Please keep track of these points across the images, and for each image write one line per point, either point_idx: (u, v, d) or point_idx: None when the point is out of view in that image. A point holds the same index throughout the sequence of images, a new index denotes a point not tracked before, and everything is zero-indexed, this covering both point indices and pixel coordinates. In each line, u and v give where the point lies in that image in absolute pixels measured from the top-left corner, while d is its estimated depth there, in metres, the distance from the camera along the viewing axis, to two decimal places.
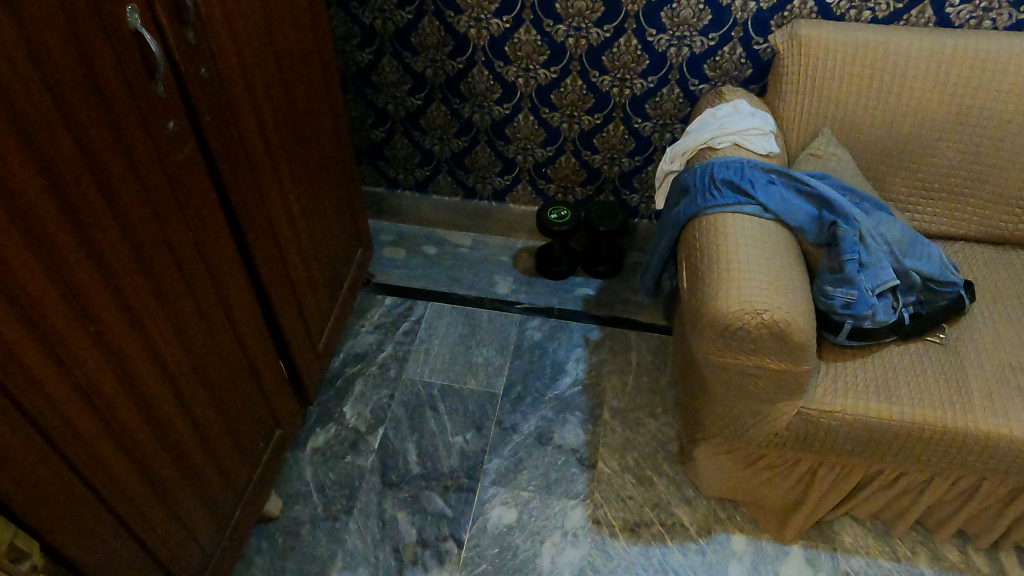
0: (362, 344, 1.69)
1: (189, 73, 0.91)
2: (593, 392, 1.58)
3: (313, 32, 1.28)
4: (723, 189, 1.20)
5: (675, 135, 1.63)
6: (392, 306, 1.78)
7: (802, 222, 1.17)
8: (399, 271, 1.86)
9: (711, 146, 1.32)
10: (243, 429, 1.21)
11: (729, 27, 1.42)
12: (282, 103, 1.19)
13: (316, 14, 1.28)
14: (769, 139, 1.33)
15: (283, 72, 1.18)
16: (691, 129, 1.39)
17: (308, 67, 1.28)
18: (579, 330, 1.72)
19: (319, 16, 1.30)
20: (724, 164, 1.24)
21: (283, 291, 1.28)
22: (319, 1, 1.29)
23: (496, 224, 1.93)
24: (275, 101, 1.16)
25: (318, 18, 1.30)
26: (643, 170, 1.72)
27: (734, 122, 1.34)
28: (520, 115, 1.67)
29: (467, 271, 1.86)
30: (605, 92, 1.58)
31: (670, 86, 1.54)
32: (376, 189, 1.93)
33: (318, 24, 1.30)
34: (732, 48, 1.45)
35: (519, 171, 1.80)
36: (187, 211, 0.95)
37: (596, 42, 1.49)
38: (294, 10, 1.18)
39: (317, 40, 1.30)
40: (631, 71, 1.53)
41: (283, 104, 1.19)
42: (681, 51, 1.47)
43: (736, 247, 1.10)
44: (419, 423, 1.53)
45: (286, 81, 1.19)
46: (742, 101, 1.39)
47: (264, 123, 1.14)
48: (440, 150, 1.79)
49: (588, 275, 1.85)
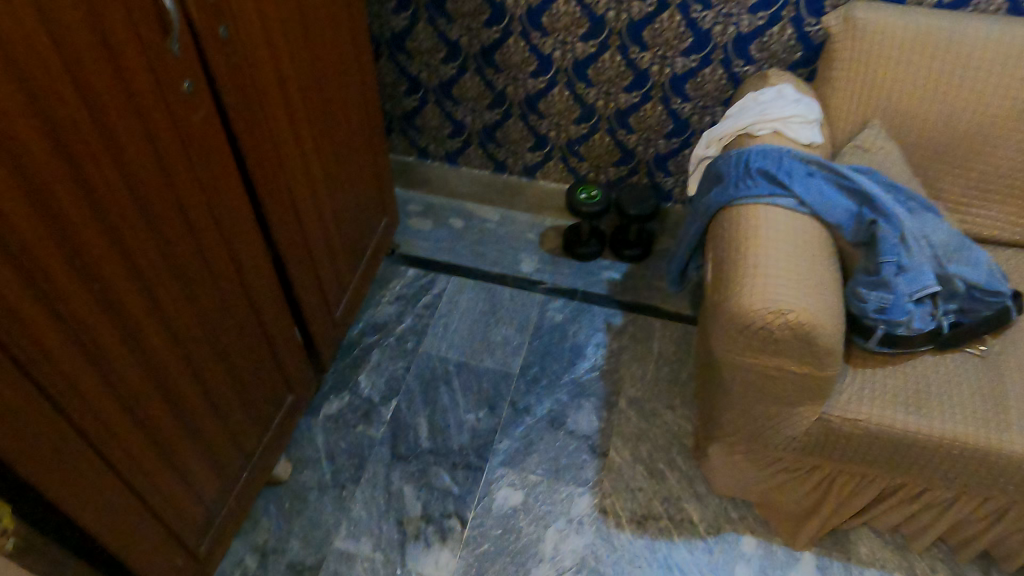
0: (382, 315, 1.68)
1: (207, 33, 0.89)
2: (611, 379, 1.55)
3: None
4: (757, 179, 1.14)
5: (715, 119, 1.56)
6: (415, 277, 1.76)
7: (839, 218, 1.11)
8: (424, 243, 1.85)
9: (751, 133, 1.25)
10: (252, 393, 1.21)
11: (780, 6, 1.33)
12: (306, 66, 1.17)
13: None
14: (813, 127, 1.26)
15: (307, 34, 1.15)
16: (731, 113, 1.32)
17: (336, 30, 1.25)
18: (601, 315, 1.68)
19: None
20: (761, 154, 1.19)
21: (300, 258, 1.28)
22: None
23: (525, 200, 1.89)
24: (298, 64, 1.14)
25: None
26: (680, 154, 1.66)
27: (776, 108, 1.26)
28: (555, 90, 1.61)
29: (493, 248, 1.83)
30: (644, 69, 1.51)
31: (713, 66, 1.46)
32: (405, 157, 1.90)
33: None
34: (783, 29, 1.37)
35: (552, 147, 1.75)
36: (199, 173, 0.94)
37: (637, 17, 1.43)
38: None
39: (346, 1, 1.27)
40: (672, 49, 1.46)
41: (306, 68, 1.17)
42: (727, 29, 1.39)
43: (764, 243, 1.05)
44: (432, 397, 1.52)
45: (311, 44, 1.17)
46: (789, 85, 1.32)
47: (286, 86, 1.11)
48: (473, 122, 1.75)
49: (615, 258, 1.80)
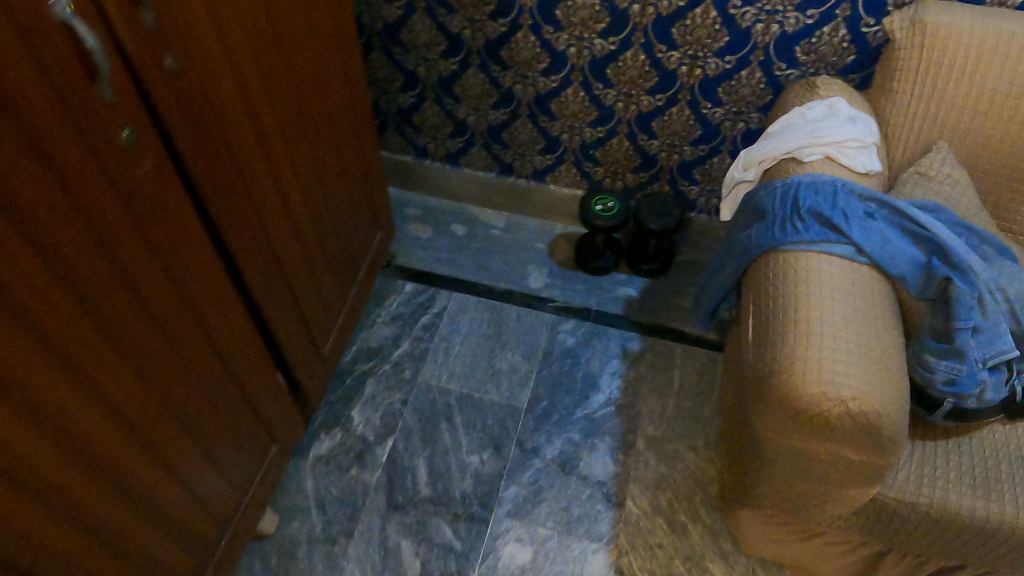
0: (377, 338, 1.53)
1: (150, 68, 0.71)
2: (628, 416, 1.42)
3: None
4: (809, 220, 0.98)
5: (750, 127, 1.38)
6: (412, 294, 1.61)
7: (903, 270, 0.95)
8: (423, 253, 1.69)
9: (798, 158, 1.08)
10: (229, 455, 1.07)
11: (834, 4, 1.14)
12: (280, 83, 0.99)
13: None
14: (871, 153, 1.08)
15: (281, 46, 0.97)
16: (774, 131, 1.14)
17: (315, 36, 1.07)
18: (616, 339, 1.54)
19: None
20: (812, 187, 1.02)
21: (280, 299, 1.12)
22: None
23: (533, 206, 1.72)
24: (270, 83, 0.96)
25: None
26: (707, 162, 1.48)
27: (829, 128, 1.08)
28: (569, 90, 1.43)
29: (498, 259, 1.67)
30: (671, 70, 1.32)
31: (751, 69, 1.28)
32: (401, 157, 1.73)
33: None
34: (835, 30, 1.18)
35: (563, 151, 1.57)
36: (150, 235, 0.78)
37: (666, 12, 1.23)
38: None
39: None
40: (705, 48, 1.27)
41: (279, 86, 0.99)
42: (770, 29, 1.21)
43: (818, 309, 0.90)
44: (432, 436, 1.39)
45: (286, 56, 0.99)
46: (841, 99, 1.14)
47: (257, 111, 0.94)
48: (476, 122, 1.57)
49: (632, 272, 1.65)
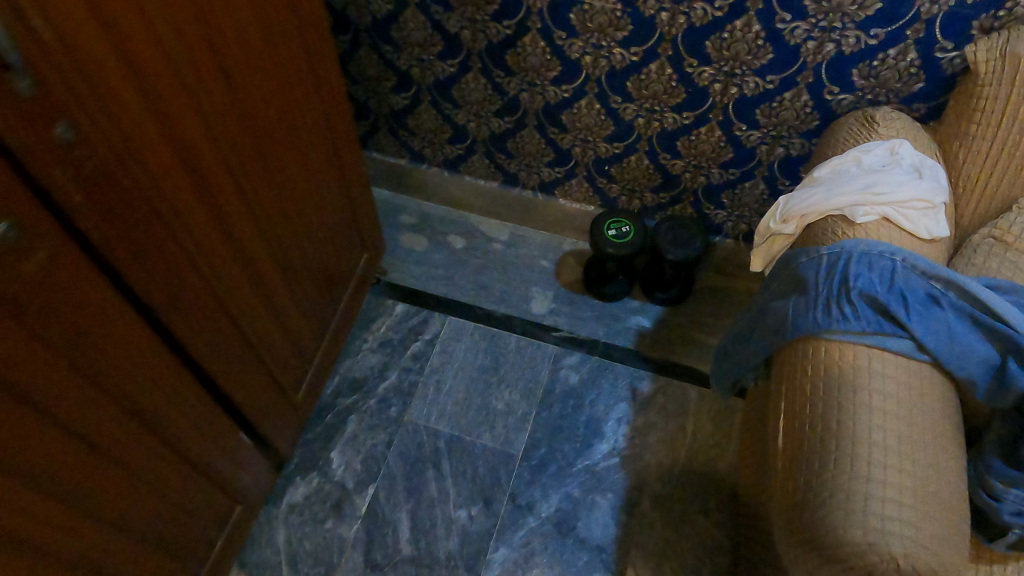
0: (362, 368, 1.40)
1: (32, 143, 0.56)
2: (633, 469, 1.28)
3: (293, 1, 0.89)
4: (859, 305, 0.81)
5: (790, 152, 1.19)
6: (403, 317, 1.47)
7: (971, 372, 0.79)
8: (417, 268, 1.54)
9: (850, 217, 0.90)
10: (180, 534, 0.95)
11: (905, 23, 0.95)
12: (235, 118, 0.83)
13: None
14: (939, 215, 0.89)
15: (236, 76, 0.80)
16: (820, 178, 0.96)
17: (282, 55, 0.90)
18: (625, 377, 1.39)
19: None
20: (865, 260, 0.85)
21: (242, 358, 0.98)
22: None
23: (540, 218, 1.55)
24: (222, 122, 0.80)
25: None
26: (738, 187, 1.30)
27: (889, 182, 0.90)
28: (583, 102, 1.25)
29: (499, 279, 1.52)
30: (703, 87, 1.14)
31: (796, 90, 1.09)
32: (395, 160, 1.56)
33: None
34: (902, 53, 0.98)
35: (575, 165, 1.39)
36: (53, 337, 0.63)
37: (699, 22, 1.04)
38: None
39: (298, 10, 0.91)
40: (743, 65, 1.08)
41: (234, 122, 0.83)
42: (823, 47, 1.01)
43: (864, 426, 0.75)
44: (417, 485, 1.27)
45: (243, 87, 0.83)
46: (904, 142, 0.95)
47: (206, 159, 0.78)
48: (477, 128, 1.39)
49: (646, 299, 1.49)
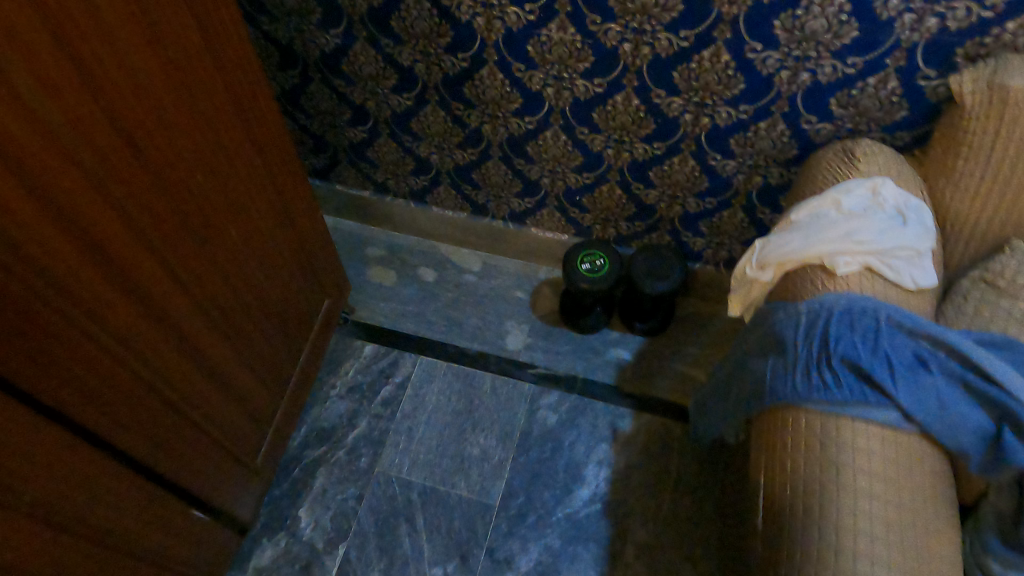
0: (330, 416, 1.34)
1: None
2: (616, 516, 1.22)
3: (217, 56, 0.81)
4: (841, 372, 0.75)
5: (768, 181, 1.12)
6: (372, 358, 1.41)
7: (963, 443, 0.73)
8: (386, 305, 1.47)
9: (829, 268, 0.83)
10: None
11: (884, 51, 0.88)
12: (158, 194, 0.76)
13: (220, 26, 0.81)
14: (925, 263, 0.83)
15: (154, 150, 0.73)
16: (797, 221, 0.89)
17: (209, 116, 0.82)
18: (605, 416, 1.33)
19: (227, 23, 0.82)
20: (846, 319, 0.78)
21: (186, 438, 0.91)
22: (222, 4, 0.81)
23: (512, 247, 1.49)
24: (142, 201, 0.73)
25: (225, 28, 0.82)
26: (715, 215, 1.23)
27: (871, 229, 0.83)
28: (548, 133, 1.18)
29: (471, 314, 1.46)
30: (673, 118, 1.06)
31: (771, 120, 1.02)
32: (359, 192, 1.49)
33: (225, 39, 0.82)
34: (882, 81, 0.91)
35: (545, 195, 1.32)
36: None
37: (665, 53, 0.97)
38: (168, 40, 0.71)
39: (224, 64, 0.83)
40: (714, 95, 1.01)
41: (158, 198, 0.76)
42: (798, 77, 0.94)
43: (850, 515, 0.69)
44: (390, 542, 1.21)
45: (163, 160, 0.75)
46: (887, 180, 0.88)
47: (124, 244, 0.71)
48: (440, 160, 1.32)
49: (625, 330, 1.43)
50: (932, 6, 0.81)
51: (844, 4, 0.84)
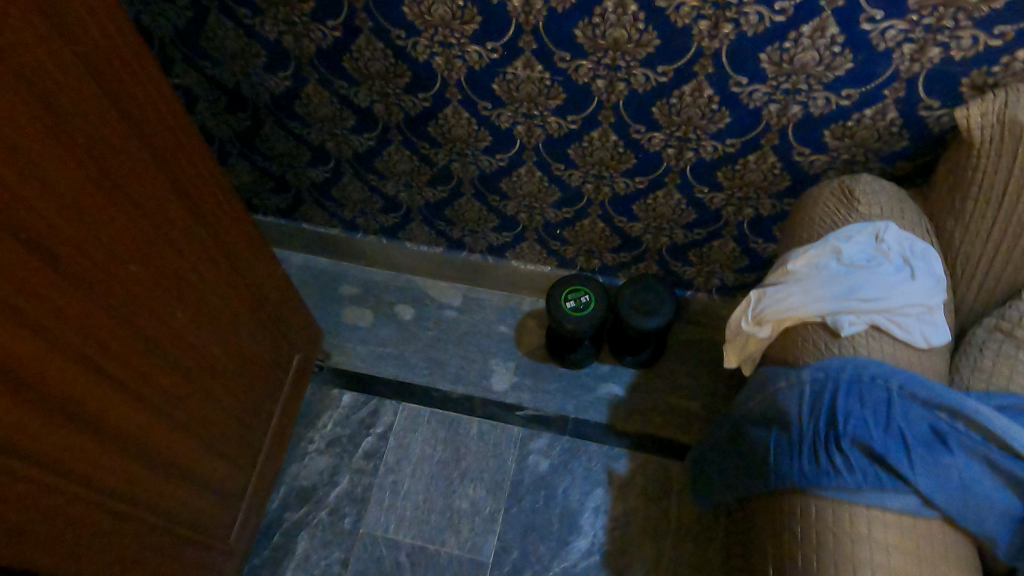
0: (310, 474, 1.27)
1: None
2: (616, 568, 1.16)
3: (143, 131, 0.72)
4: (852, 455, 0.67)
5: (760, 212, 1.05)
6: (352, 408, 1.33)
7: (991, 529, 0.66)
8: (363, 348, 1.40)
9: (833, 328, 0.76)
10: None
11: (882, 83, 0.80)
12: (88, 299, 0.67)
13: (143, 99, 0.72)
14: (937, 319, 0.76)
15: (77, 253, 0.65)
16: (796, 273, 0.82)
17: (142, 199, 0.74)
18: (599, 458, 1.26)
19: (151, 93, 0.73)
20: (854, 392, 0.71)
21: (146, 545, 0.83)
22: (145, 73, 0.72)
23: (493, 279, 1.41)
24: (66, 312, 0.65)
25: (149, 98, 0.73)
26: (705, 245, 1.15)
27: (878, 285, 0.76)
28: (522, 170, 1.09)
29: (454, 353, 1.38)
30: (654, 153, 0.98)
31: (761, 153, 0.94)
32: (327, 230, 1.41)
33: (151, 111, 0.73)
34: (880, 112, 0.84)
35: (524, 229, 1.24)
36: None
37: (642, 89, 0.89)
38: (81, 129, 0.63)
39: (152, 138, 0.74)
40: (697, 130, 0.93)
41: (89, 304, 0.68)
42: (789, 110, 0.86)
43: None
44: None
45: (91, 261, 0.67)
46: (891, 225, 0.80)
47: (45, 363, 0.63)
48: (410, 198, 1.24)
49: (616, 362, 1.36)
50: (934, 36, 0.73)
51: (836, 35, 0.76)
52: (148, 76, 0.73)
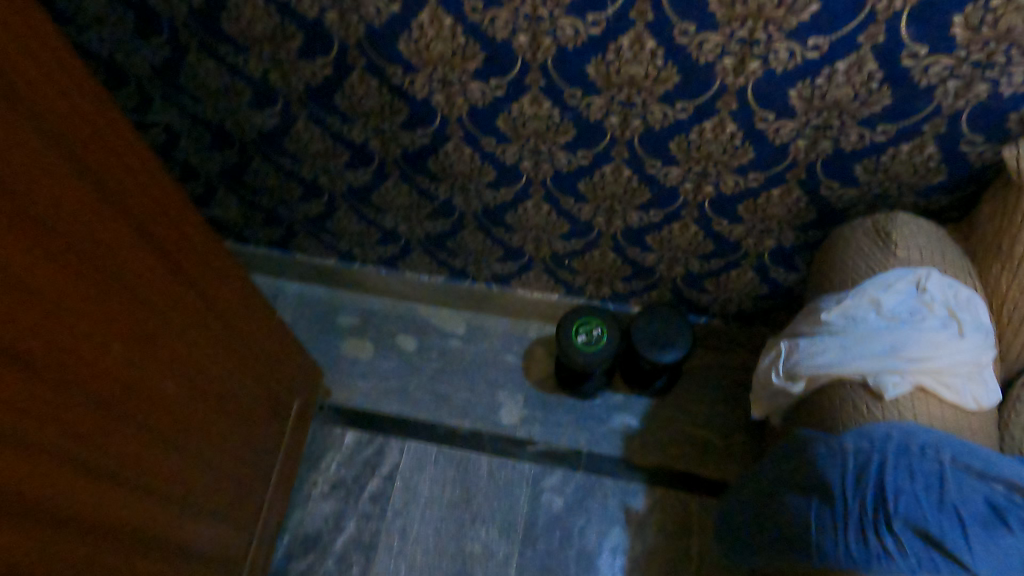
0: (314, 521, 1.21)
1: None
2: None
3: (127, 210, 0.65)
4: (904, 536, 0.61)
5: (782, 244, 0.99)
6: (355, 448, 1.28)
7: None
8: (365, 383, 1.34)
9: (876, 388, 0.71)
10: None
11: (922, 119, 0.74)
12: (68, 396, 0.61)
13: (123, 174, 0.64)
14: (985, 378, 0.71)
15: (52, 349, 0.58)
16: (834, 324, 0.76)
17: (129, 277, 0.67)
18: (615, 494, 1.22)
19: (135, 166, 0.65)
20: (904, 465, 0.65)
21: None
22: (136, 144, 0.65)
23: (498, 306, 1.35)
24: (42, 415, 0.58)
25: (131, 172, 0.65)
26: (723, 275, 1.10)
27: (924, 342, 0.70)
28: (528, 203, 1.03)
29: (460, 385, 1.33)
30: (671, 187, 0.92)
31: (785, 187, 0.88)
32: (323, 260, 1.34)
33: (142, 181, 0.67)
34: (918, 148, 0.77)
35: (530, 259, 1.18)
36: None
37: (659, 125, 0.82)
38: (60, 217, 0.56)
39: (138, 215, 0.67)
40: (718, 164, 0.86)
41: (68, 400, 0.61)
42: (819, 145, 0.80)
43: None
44: None
45: (70, 355, 0.61)
46: (935, 273, 0.75)
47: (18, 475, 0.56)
48: (410, 230, 1.17)
49: (629, 391, 1.30)
50: (983, 72, 0.67)
51: (874, 72, 0.69)
52: (129, 147, 0.65)
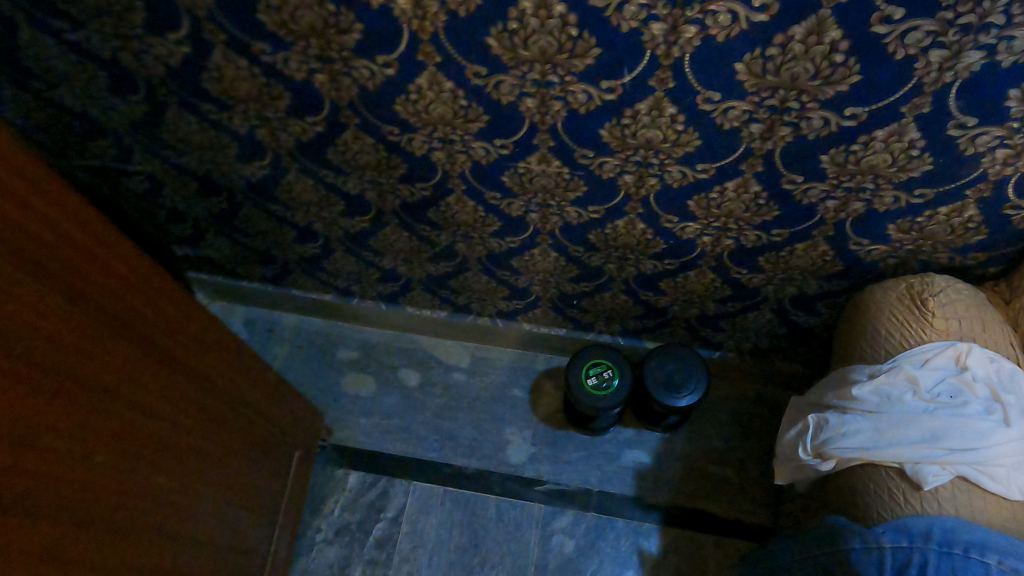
0: (318, 568, 1.18)
1: None
2: None
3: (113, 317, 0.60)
4: None
5: (804, 291, 0.94)
6: (359, 490, 1.24)
7: None
8: (367, 421, 1.30)
9: (914, 478, 0.67)
10: None
11: (964, 184, 0.68)
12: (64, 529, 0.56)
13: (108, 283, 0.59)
14: None
15: (47, 487, 0.53)
16: (868, 404, 0.72)
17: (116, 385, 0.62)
18: (628, 535, 1.18)
19: (117, 270, 0.60)
20: (947, 567, 0.60)
21: None
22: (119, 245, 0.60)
23: (504, 339, 1.30)
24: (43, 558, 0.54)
25: (115, 275, 0.60)
26: (739, 316, 1.05)
27: (968, 432, 0.66)
28: (536, 251, 0.97)
29: (466, 422, 1.28)
30: (688, 239, 0.87)
31: (811, 242, 0.82)
32: (320, 295, 1.29)
33: (125, 282, 0.62)
34: (957, 210, 0.72)
35: (537, 299, 1.13)
36: None
37: (676, 184, 0.76)
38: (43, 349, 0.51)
39: (119, 315, 0.61)
40: (740, 221, 0.81)
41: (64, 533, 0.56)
42: (850, 205, 0.74)
43: None
44: None
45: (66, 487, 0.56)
46: (976, 350, 0.70)
47: None
48: (410, 271, 1.12)
49: (640, 426, 1.26)
50: None
51: (916, 140, 0.64)
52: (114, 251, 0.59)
